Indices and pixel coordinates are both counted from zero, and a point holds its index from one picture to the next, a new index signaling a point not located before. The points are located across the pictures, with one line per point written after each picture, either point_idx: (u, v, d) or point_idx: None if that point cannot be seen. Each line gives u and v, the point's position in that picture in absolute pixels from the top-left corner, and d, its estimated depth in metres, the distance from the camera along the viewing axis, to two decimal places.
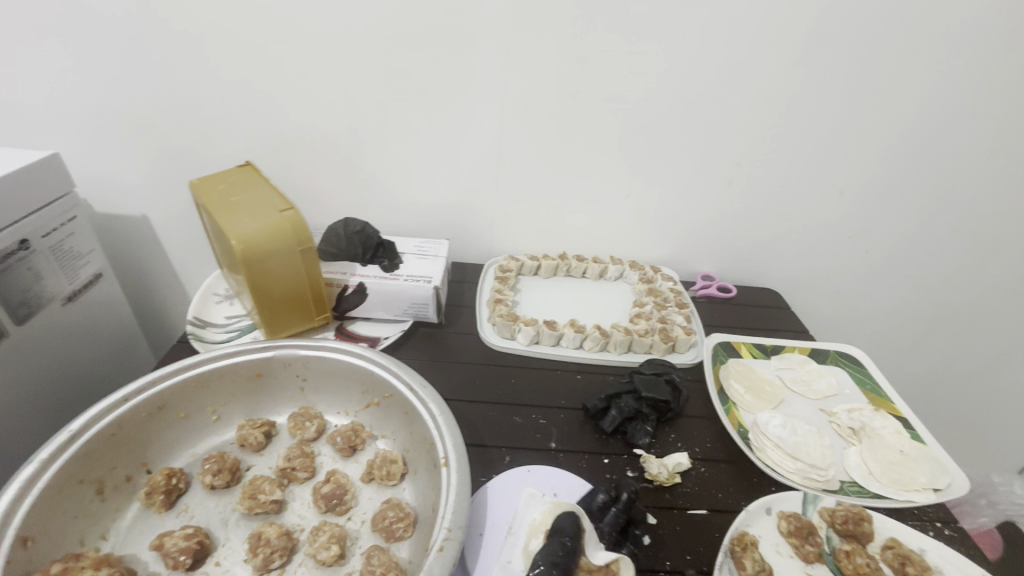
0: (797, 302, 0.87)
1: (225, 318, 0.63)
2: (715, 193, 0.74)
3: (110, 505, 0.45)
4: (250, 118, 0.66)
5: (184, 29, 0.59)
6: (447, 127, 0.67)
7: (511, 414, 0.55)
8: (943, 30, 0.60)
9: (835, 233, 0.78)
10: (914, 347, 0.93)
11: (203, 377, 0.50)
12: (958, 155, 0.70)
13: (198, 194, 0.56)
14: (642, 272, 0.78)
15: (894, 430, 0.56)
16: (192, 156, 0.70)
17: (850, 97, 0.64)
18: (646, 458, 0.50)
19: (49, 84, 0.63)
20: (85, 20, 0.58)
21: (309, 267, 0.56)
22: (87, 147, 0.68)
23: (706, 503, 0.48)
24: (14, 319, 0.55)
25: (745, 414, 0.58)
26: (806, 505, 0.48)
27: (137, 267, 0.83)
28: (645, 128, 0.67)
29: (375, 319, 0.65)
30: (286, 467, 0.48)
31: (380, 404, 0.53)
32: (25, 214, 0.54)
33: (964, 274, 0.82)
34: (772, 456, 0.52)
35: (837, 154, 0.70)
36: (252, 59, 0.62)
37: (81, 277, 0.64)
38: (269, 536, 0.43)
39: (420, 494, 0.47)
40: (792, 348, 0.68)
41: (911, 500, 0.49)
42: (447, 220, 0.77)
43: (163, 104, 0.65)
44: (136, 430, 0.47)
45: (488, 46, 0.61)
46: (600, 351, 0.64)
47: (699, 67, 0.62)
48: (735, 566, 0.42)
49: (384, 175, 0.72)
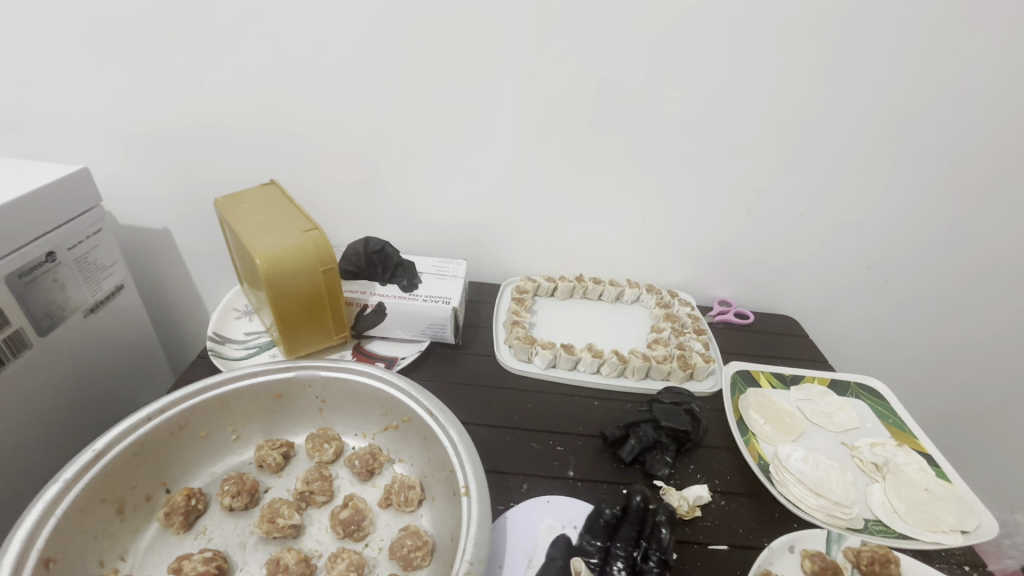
0: (816, 329, 0.87)
1: (244, 334, 0.64)
2: (735, 219, 0.74)
3: (130, 525, 0.45)
4: (274, 137, 0.68)
5: (211, 49, 0.61)
6: (468, 149, 0.68)
7: (529, 440, 0.54)
8: (960, 68, 0.60)
9: (856, 264, 0.78)
10: (934, 378, 0.92)
11: (225, 396, 0.51)
12: (979, 187, 0.69)
13: (222, 211, 0.57)
14: (659, 296, 0.77)
15: (918, 467, 0.55)
16: (217, 174, 0.71)
17: (868, 129, 0.65)
18: (665, 490, 0.49)
19: (81, 98, 0.64)
20: (117, 38, 0.60)
21: (330, 288, 0.56)
22: (114, 160, 0.70)
23: (728, 538, 0.47)
24: (37, 329, 0.55)
25: (766, 445, 0.57)
26: (829, 544, 0.47)
27: (157, 280, 0.84)
28: (666, 155, 0.68)
29: (393, 339, 0.65)
30: (304, 490, 0.48)
31: (398, 427, 0.53)
32: (54, 228, 0.55)
33: (987, 308, 0.81)
34: (794, 491, 0.51)
35: (856, 185, 0.70)
36: (280, 76, 0.63)
37: (104, 289, 0.65)
38: (287, 562, 0.43)
39: (438, 522, 0.47)
40: (812, 378, 0.67)
41: (939, 542, 0.48)
42: (465, 240, 0.77)
43: (191, 121, 0.66)
44: (157, 448, 0.47)
45: (515, 72, 0.62)
46: (617, 376, 0.64)
47: (720, 93, 0.63)
48: (797, 564, 0.45)
49: (405, 195, 0.73)
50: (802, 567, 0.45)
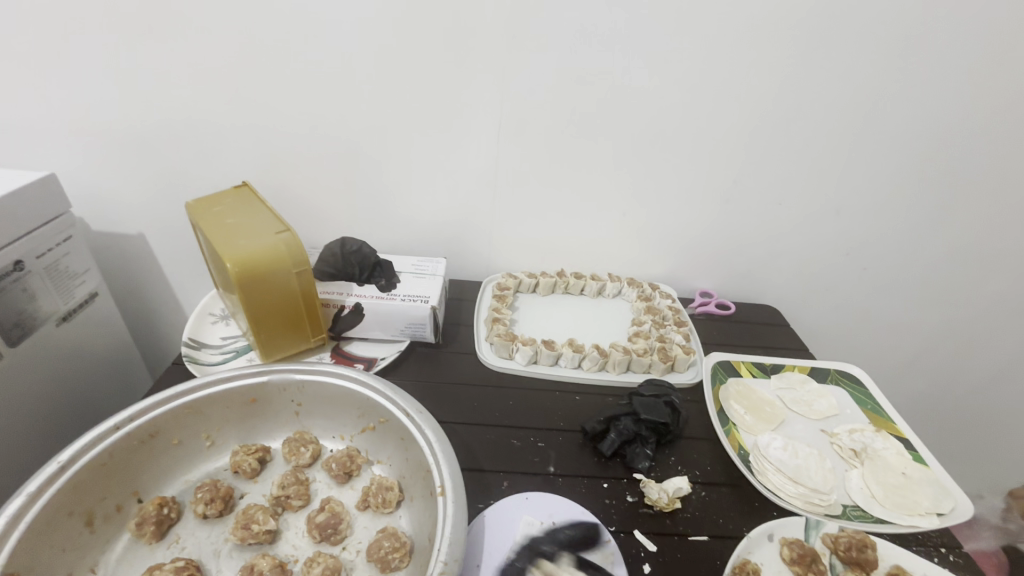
0: (797, 317, 0.87)
1: (221, 338, 0.63)
2: (713, 211, 0.74)
3: (100, 536, 0.44)
4: (247, 138, 0.67)
5: (179, 49, 0.60)
6: (445, 146, 0.68)
7: (510, 437, 0.54)
8: (930, 55, 0.61)
9: (835, 252, 0.78)
10: (914, 362, 0.93)
11: (198, 403, 0.50)
12: (953, 173, 0.70)
13: (193, 215, 0.56)
14: (640, 289, 0.78)
15: (895, 452, 0.56)
16: (190, 177, 0.70)
17: (842, 117, 0.65)
18: (645, 483, 0.49)
19: (46, 102, 0.63)
20: (81, 40, 0.59)
21: (304, 290, 0.55)
22: (83, 164, 0.68)
23: (706, 529, 0.47)
24: (7, 340, 0.54)
25: (746, 435, 0.57)
26: (808, 531, 0.47)
27: (134, 286, 0.83)
28: (643, 148, 0.68)
29: (372, 339, 0.64)
30: (281, 495, 0.48)
31: (376, 428, 0.52)
32: (21, 236, 0.54)
33: (965, 292, 0.82)
34: (773, 480, 0.51)
35: (832, 174, 0.70)
36: (251, 76, 0.62)
37: (77, 296, 0.64)
38: (263, 568, 0.42)
39: (416, 523, 0.46)
40: (791, 367, 0.67)
41: (915, 525, 0.48)
42: (445, 237, 0.77)
43: (161, 124, 0.65)
44: (127, 457, 0.46)
45: (488, 67, 0.62)
46: (598, 370, 0.64)
47: (694, 84, 0.63)
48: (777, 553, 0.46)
49: (383, 195, 0.72)
50: (782, 555, 0.45)
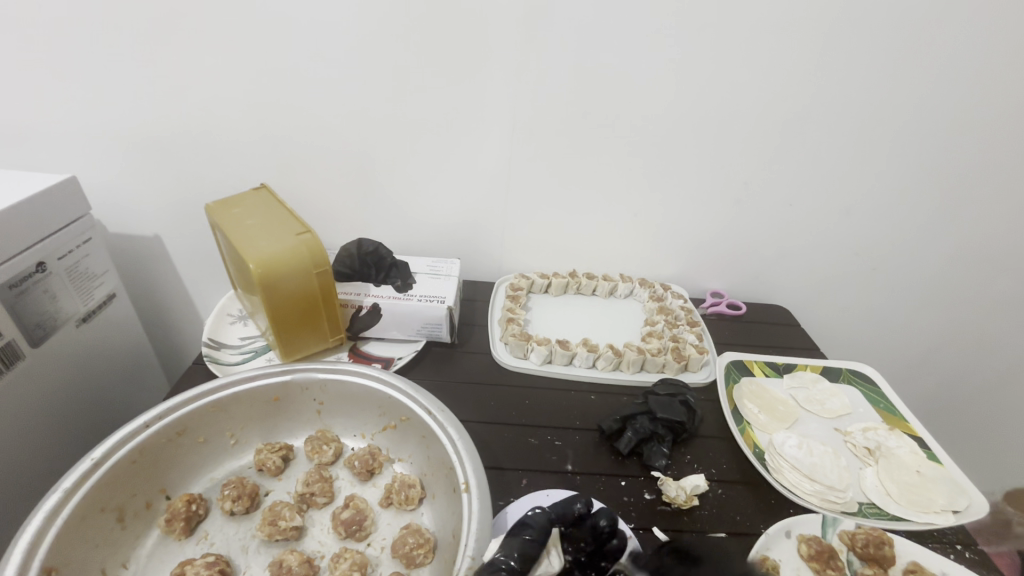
0: (807, 317, 0.88)
1: (239, 339, 0.63)
2: (725, 211, 0.74)
3: (130, 532, 0.45)
4: (263, 140, 0.67)
5: (197, 53, 0.60)
6: (459, 148, 0.68)
7: (528, 436, 0.55)
8: (940, 57, 0.61)
9: (845, 251, 0.79)
10: (924, 361, 0.93)
11: (222, 402, 0.51)
12: (962, 173, 0.71)
13: (214, 217, 0.56)
14: (652, 289, 0.78)
15: (909, 450, 0.56)
16: (206, 179, 0.71)
17: (852, 119, 0.66)
18: (662, 481, 0.50)
19: (65, 106, 0.64)
20: (101, 44, 0.59)
21: (324, 290, 0.56)
22: (101, 167, 0.69)
23: (725, 526, 0.48)
24: (30, 341, 0.55)
25: (761, 433, 0.58)
26: (825, 528, 0.48)
27: (150, 287, 0.83)
28: (655, 149, 0.69)
29: (389, 339, 0.65)
30: (305, 492, 0.49)
31: (397, 427, 0.53)
32: (43, 238, 0.54)
33: (975, 291, 0.83)
34: (789, 478, 0.52)
35: (842, 174, 0.71)
36: (268, 79, 0.63)
37: (95, 298, 0.64)
38: (291, 563, 0.43)
39: (439, 519, 0.47)
40: (803, 366, 0.68)
41: (932, 522, 0.49)
42: (458, 238, 0.78)
43: (179, 127, 0.66)
44: (155, 455, 0.47)
45: (503, 70, 0.62)
46: (613, 370, 0.64)
47: (706, 87, 0.63)
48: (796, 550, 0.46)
49: (397, 196, 0.73)
50: (801, 552, 0.46)
